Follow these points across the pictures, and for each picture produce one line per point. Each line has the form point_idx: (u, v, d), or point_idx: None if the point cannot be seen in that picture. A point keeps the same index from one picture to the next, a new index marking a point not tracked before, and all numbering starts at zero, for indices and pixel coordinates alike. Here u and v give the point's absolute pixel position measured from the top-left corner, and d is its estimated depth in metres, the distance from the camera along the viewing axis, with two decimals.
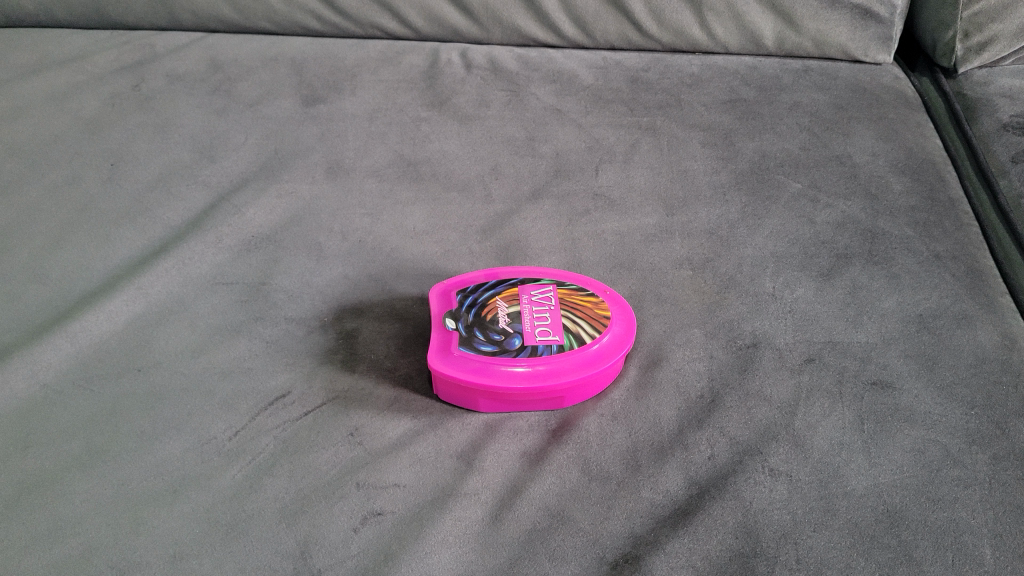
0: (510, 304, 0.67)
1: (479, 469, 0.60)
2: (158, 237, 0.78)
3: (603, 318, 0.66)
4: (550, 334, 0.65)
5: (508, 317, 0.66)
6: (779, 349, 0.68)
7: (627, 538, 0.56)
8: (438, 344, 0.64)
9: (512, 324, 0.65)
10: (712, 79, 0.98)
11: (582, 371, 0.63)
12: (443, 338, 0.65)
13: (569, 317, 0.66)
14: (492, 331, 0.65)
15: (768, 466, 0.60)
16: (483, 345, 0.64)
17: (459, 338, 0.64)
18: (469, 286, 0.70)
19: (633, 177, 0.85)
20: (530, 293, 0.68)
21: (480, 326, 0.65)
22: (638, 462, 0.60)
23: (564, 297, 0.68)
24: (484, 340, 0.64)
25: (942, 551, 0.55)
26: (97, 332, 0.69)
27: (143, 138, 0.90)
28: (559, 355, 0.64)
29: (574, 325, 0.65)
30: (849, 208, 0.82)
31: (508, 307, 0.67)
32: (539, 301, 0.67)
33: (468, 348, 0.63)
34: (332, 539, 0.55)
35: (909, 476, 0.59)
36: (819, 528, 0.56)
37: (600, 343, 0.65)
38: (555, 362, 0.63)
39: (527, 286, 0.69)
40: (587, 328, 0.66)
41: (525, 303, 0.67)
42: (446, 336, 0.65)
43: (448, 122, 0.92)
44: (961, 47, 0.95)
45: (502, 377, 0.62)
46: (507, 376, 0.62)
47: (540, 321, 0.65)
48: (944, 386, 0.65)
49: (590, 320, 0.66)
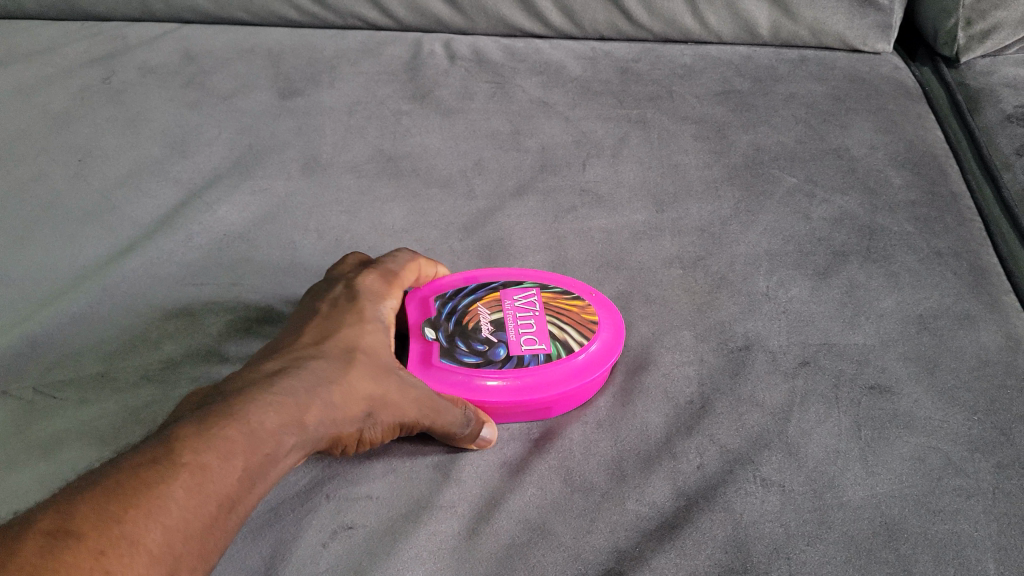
0: (492, 310, 0.65)
1: (455, 480, 0.58)
2: (125, 237, 0.75)
3: (590, 324, 0.63)
4: (536, 343, 0.62)
5: (491, 325, 0.63)
6: (771, 352, 0.65)
7: (611, 553, 0.53)
8: (417, 357, 0.61)
9: (496, 333, 0.63)
10: (705, 70, 0.95)
11: (570, 381, 0.60)
12: (423, 350, 0.61)
13: (555, 324, 0.63)
14: (475, 340, 0.62)
15: (760, 476, 0.57)
16: (466, 357, 0.61)
17: (440, 350, 0.61)
18: (447, 288, 0.66)
19: (621, 172, 0.82)
20: (512, 298, 0.65)
21: (460, 335, 0.62)
22: (624, 472, 0.58)
23: (548, 300, 0.65)
24: (467, 351, 0.61)
25: (943, 566, 0.52)
26: (60, 336, 0.66)
27: (113, 133, 0.86)
28: (546, 367, 0.61)
29: (560, 332, 0.63)
30: (846, 203, 0.79)
31: (490, 312, 0.64)
32: (522, 308, 0.65)
33: (449, 361, 0.61)
34: (301, 556, 0.54)
35: (908, 485, 0.57)
36: (813, 541, 0.54)
37: (587, 352, 0.62)
38: (542, 372, 0.60)
39: (509, 290, 0.66)
40: (574, 334, 0.63)
41: (507, 308, 0.65)
42: (425, 346, 0.62)
43: (430, 115, 0.89)
44: (963, 36, 0.91)
45: (487, 393, 0.59)
46: (492, 391, 0.59)
47: (525, 329, 0.63)
48: (945, 390, 0.62)
49: (577, 327, 0.63)
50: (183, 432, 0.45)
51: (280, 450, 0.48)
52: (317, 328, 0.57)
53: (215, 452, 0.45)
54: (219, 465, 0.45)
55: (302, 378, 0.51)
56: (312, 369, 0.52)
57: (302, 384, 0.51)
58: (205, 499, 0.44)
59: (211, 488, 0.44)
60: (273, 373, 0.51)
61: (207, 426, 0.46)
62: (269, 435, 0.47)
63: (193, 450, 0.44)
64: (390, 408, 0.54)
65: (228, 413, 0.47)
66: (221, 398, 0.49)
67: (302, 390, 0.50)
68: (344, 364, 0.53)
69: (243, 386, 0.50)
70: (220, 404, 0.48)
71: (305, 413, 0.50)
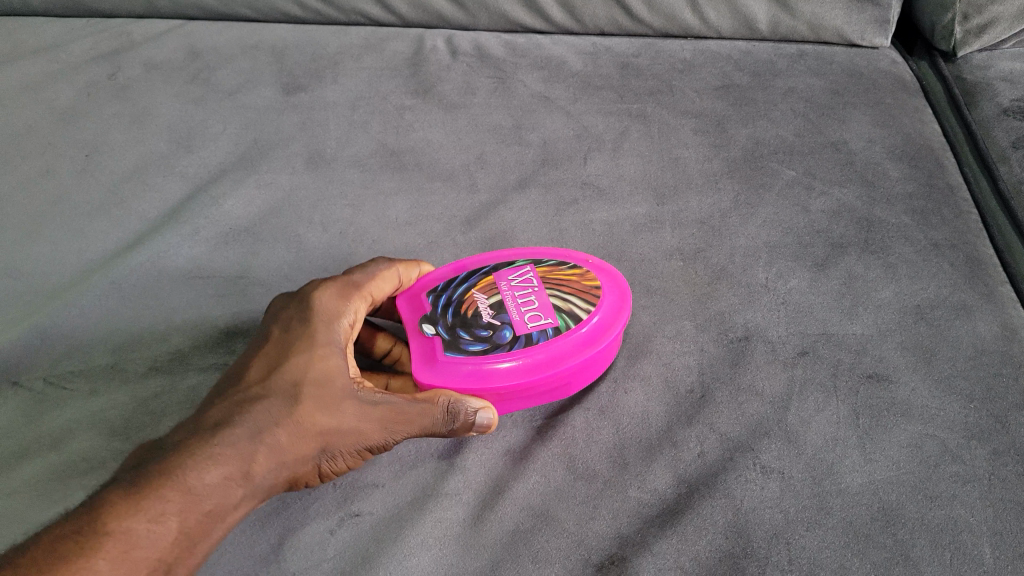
0: (489, 296, 0.65)
1: (460, 468, 0.59)
2: (133, 231, 0.76)
3: (593, 292, 0.64)
4: (542, 318, 0.62)
5: (491, 309, 0.64)
6: (771, 342, 0.66)
7: (613, 539, 0.55)
8: (422, 353, 0.61)
9: (498, 316, 0.63)
10: (705, 65, 0.95)
11: (583, 352, 0.61)
12: (426, 346, 0.62)
13: (558, 297, 0.64)
14: (478, 328, 0.62)
15: (760, 463, 0.58)
16: (472, 346, 0.61)
17: (444, 343, 0.61)
18: (439, 282, 0.67)
19: (622, 165, 0.83)
20: (507, 279, 0.66)
21: (463, 325, 0.63)
22: (626, 459, 0.59)
23: (544, 275, 0.66)
24: (472, 340, 0.62)
25: (939, 550, 0.54)
26: (69, 329, 0.67)
27: (119, 128, 0.87)
28: (557, 340, 0.61)
29: (565, 305, 0.63)
30: (844, 195, 0.79)
31: (488, 297, 0.65)
32: (519, 286, 0.65)
33: (455, 352, 0.61)
34: (308, 542, 0.55)
35: (906, 472, 0.58)
36: (812, 526, 0.55)
37: (594, 321, 0.62)
38: (553, 345, 0.61)
39: (502, 273, 0.66)
40: (578, 304, 0.63)
41: (504, 290, 0.65)
42: (426, 343, 0.62)
43: (433, 110, 0.90)
44: (960, 30, 0.92)
45: (502, 376, 0.59)
46: (506, 373, 0.60)
47: (527, 306, 0.63)
48: (942, 379, 0.63)
49: (580, 296, 0.64)
50: (111, 499, 0.47)
51: (223, 504, 0.50)
52: (270, 358, 0.57)
53: (143, 518, 0.47)
54: (148, 531, 0.47)
55: (246, 426, 0.52)
56: (257, 413, 0.53)
57: (246, 432, 0.52)
58: (132, 565, 0.46)
59: (142, 553, 0.47)
60: (218, 421, 0.52)
61: (138, 492, 0.48)
62: (207, 491, 0.49)
63: (118, 518, 0.47)
64: (346, 437, 0.55)
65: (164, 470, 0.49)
66: (160, 455, 0.50)
67: (244, 440, 0.52)
68: (292, 402, 0.54)
69: (185, 438, 0.51)
70: (157, 462, 0.50)
71: (249, 462, 0.51)
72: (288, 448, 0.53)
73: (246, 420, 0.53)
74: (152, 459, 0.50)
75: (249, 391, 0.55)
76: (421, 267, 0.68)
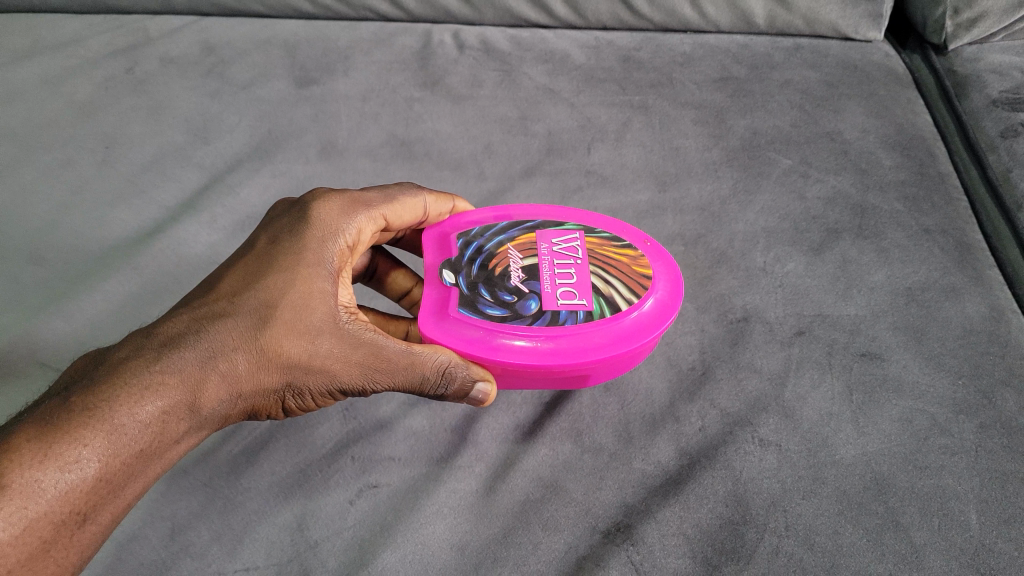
0: (526, 258, 0.66)
1: (472, 442, 0.62)
2: (154, 218, 0.79)
3: (643, 281, 0.64)
4: (576, 299, 0.63)
5: (523, 275, 0.65)
6: (769, 323, 0.69)
7: (619, 507, 0.58)
8: (437, 302, 0.63)
9: (529, 285, 0.64)
10: (704, 58, 0.98)
11: (614, 346, 0.60)
12: (443, 297, 0.63)
13: (601, 278, 0.64)
14: (502, 292, 0.63)
15: (758, 436, 0.61)
16: (489, 309, 0.62)
17: (462, 299, 0.63)
18: (474, 233, 0.68)
19: (624, 155, 0.86)
20: (552, 245, 0.67)
21: (487, 285, 0.64)
22: (631, 433, 0.62)
23: (591, 250, 0.66)
24: (491, 303, 0.63)
25: (928, 517, 0.56)
26: (96, 312, 0.70)
27: (137, 121, 0.90)
28: (585, 329, 0.61)
29: (605, 288, 0.63)
30: (839, 183, 0.82)
31: (523, 258, 0.66)
32: (562, 257, 0.66)
33: (467, 312, 0.62)
34: (329, 512, 0.58)
35: (897, 444, 0.61)
36: (808, 495, 0.58)
37: (636, 316, 0.62)
38: (580, 333, 0.61)
39: (547, 234, 0.67)
40: (621, 292, 0.63)
41: (544, 253, 0.66)
42: (445, 295, 0.63)
43: (441, 102, 0.93)
44: (951, 24, 0.94)
45: (518, 351, 0.60)
46: (523, 351, 0.60)
47: (565, 282, 0.64)
48: (932, 356, 0.66)
49: (626, 283, 0.64)
50: (21, 442, 0.46)
51: (161, 439, 0.50)
52: (245, 273, 0.57)
53: (55, 465, 0.46)
54: (62, 475, 0.46)
55: (198, 350, 0.52)
56: (214, 337, 0.53)
57: (198, 358, 0.52)
58: (42, 513, 0.45)
59: (55, 497, 0.46)
60: (174, 338, 0.52)
61: (58, 430, 0.47)
62: (140, 428, 0.49)
63: (20, 466, 0.45)
64: (315, 373, 0.56)
65: (95, 403, 0.49)
66: (91, 381, 0.50)
67: (194, 367, 0.51)
68: (256, 329, 0.54)
69: (127, 360, 0.51)
70: (85, 396, 0.49)
71: (196, 393, 0.51)
72: (243, 376, 0.53)
73: (201, 343, 0.53)
74: (84, 384, 0.50)
75: (215, 307, 0.55)
76: (455, 202, 0.72)
